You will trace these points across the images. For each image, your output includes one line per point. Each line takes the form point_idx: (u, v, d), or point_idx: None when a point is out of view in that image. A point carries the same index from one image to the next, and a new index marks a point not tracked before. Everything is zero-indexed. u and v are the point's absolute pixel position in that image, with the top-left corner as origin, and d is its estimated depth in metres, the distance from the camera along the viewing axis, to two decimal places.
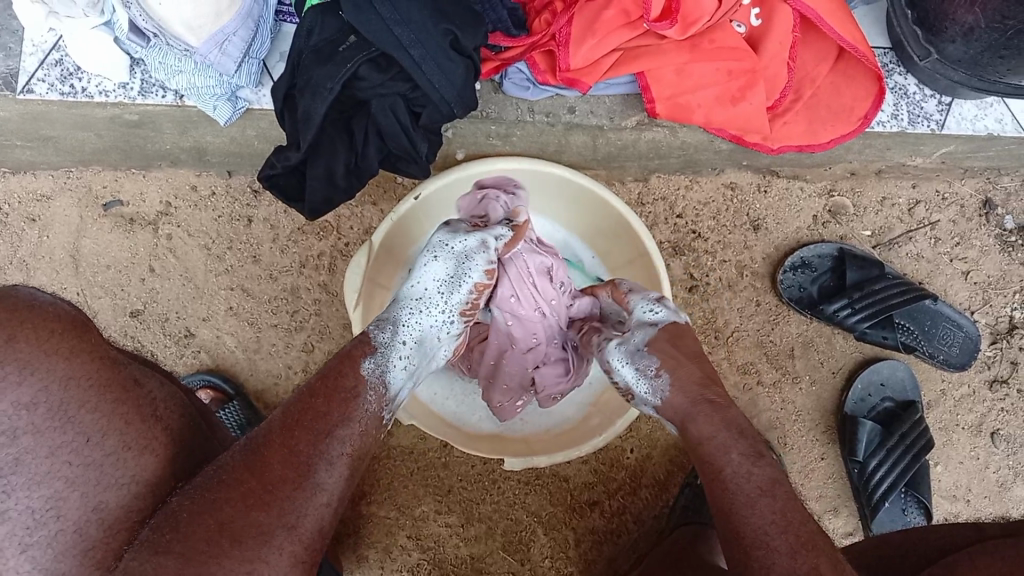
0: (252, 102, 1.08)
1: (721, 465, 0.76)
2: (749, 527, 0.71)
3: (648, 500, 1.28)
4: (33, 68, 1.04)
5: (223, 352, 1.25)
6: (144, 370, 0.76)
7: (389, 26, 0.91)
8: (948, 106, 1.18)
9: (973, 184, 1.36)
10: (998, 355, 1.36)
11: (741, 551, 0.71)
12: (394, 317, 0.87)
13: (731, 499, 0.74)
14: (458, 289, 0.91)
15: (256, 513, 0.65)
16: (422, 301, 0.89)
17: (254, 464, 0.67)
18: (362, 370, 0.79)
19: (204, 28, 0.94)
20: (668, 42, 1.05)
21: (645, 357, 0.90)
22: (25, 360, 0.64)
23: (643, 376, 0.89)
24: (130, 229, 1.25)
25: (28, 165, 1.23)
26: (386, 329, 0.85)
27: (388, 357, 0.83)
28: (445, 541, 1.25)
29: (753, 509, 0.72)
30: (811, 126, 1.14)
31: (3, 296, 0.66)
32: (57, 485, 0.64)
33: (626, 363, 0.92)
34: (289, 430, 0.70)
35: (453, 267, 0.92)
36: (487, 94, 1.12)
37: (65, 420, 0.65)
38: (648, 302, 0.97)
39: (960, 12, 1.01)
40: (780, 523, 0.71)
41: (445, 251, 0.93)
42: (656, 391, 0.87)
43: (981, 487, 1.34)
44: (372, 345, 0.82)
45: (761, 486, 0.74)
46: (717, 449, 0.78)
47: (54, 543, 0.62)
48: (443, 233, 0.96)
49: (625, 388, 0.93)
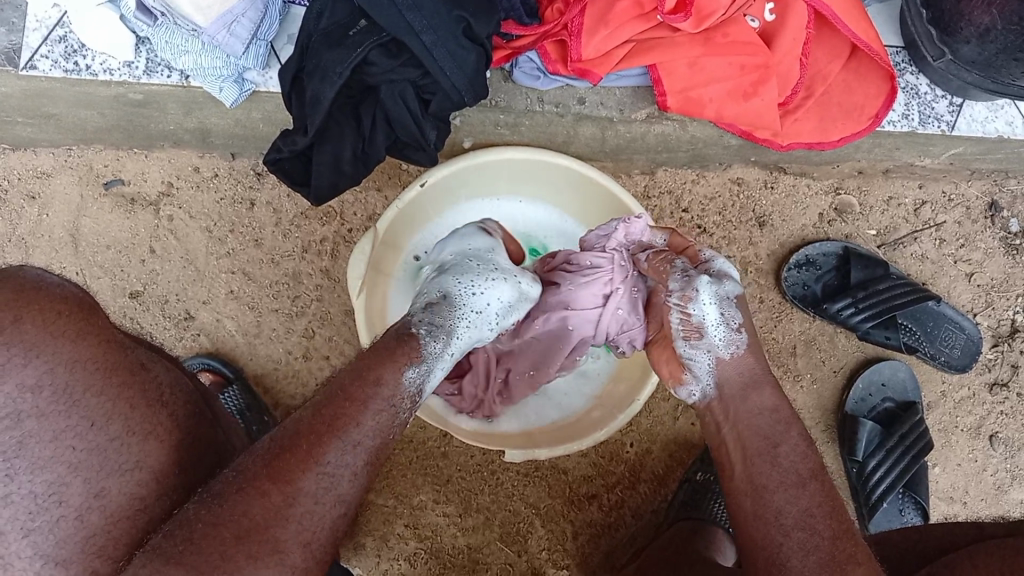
0: (259, 85, 1.06)
1: (778, 441, 0.76)
2: (794, 509, 0.71)
3: (647, 494, 1.28)
4: (36, 45, 1.03)
5: (223, 335, 1.24)
6: (151, 357, 0.76)
7: (400, 11, 0.90)
8: (959, 107, 1.17)
9: (980, 186, 1.36)
10: (998, 358, 1.36)
11: (779, 530, 0.70)
12: (452, 326, 0.85)
13: (780, 477, 0.73)
14: (507, 319, 0.95)
15: (274, 528, 0.63)
16: (481, 318, 0.90)
17: (276, 471, 0.65)
18: (403, 380, 0.76)
19: (212, 8, 0.95)
20: (682, 35, 1.04)
21: (733, 310, 0.87)
22: (30, 342, 0.64)
23: (725, 324, 0.86)
24: (131, 209, 1.23)
25: (28, 142, 1.21)
26: (442, 340, 0.82)
27: (433, 366, 0.81)
28: (443, 531, 1.25)
29: (803, 490, 0.72)
30: (821, 123, 1.13)
31: (9, 277, 0.66)
32: (59, 470, 0.64)
33: (711, 303, 0.87)
34: (316, 437, 0.68)
35: (512, 297, 0.96)
36: (496, 82, 1.11)
37: (70, 404, 0.65)
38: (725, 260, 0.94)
39: (977, 12, 1.00)
40: (826, 508, 0.71)
41: (510, 278, 0.97)
42: (732, 345, 0.85)
43: (977, 489, 1.35)
44: (420, 353, 0.79)
45: (813, 469, 0.74)
46: (777, 427, 0.77)
47: (55, 530, 0.63)
48: (501, 260, 0.99)
49: (692, 324, 0.88)
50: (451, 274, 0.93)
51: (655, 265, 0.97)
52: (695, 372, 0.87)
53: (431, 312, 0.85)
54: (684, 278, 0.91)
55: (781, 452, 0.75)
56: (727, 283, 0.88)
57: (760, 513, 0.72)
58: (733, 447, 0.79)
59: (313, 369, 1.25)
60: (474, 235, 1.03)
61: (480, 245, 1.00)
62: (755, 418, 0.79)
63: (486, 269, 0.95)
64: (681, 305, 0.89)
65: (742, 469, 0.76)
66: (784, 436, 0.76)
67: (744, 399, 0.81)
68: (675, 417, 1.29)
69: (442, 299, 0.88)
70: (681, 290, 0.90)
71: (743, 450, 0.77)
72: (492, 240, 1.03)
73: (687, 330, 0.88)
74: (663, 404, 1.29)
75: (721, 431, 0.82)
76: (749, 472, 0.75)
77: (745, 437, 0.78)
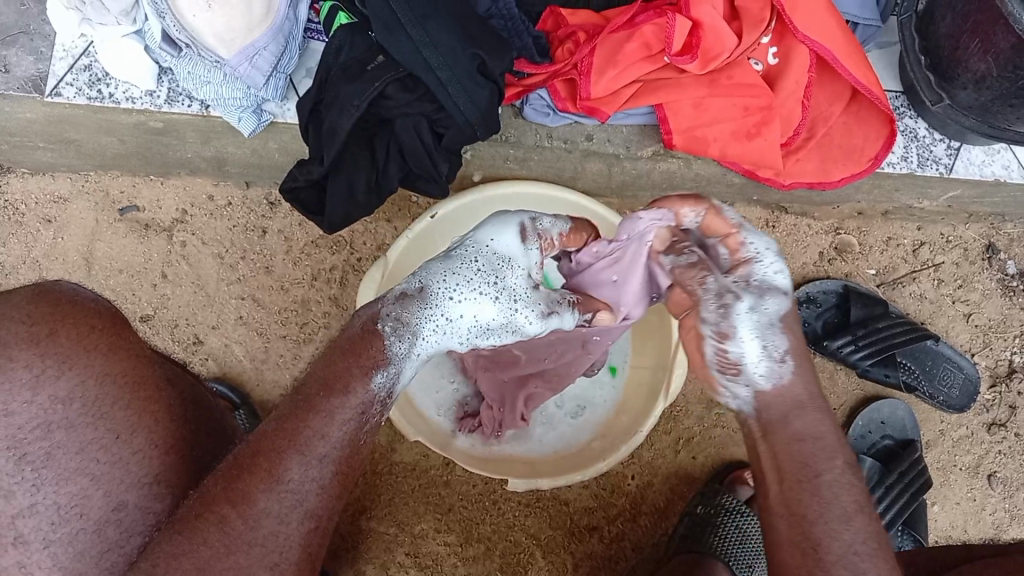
0: (277, 115, 1.09)
1: (820, 470, 0.73)
2: (837, 543, 0.69)
3: (647, 527, 1.29)
4: (62, 72, 1.06)
5: (230, 361, 1.26)
6: (172, 370, 0.81)
7: (417, 47, 0.94)
8: (957, 151, 1.20)
9: (977, 229, 1.38)
10: (996, 399, 1.37)
11: (817, 565, 0.68)
12: (417, 325, 0.81)
13: (821, 509, 0.71)
14: (481, 338, 0.89)
15: (235, 555, 0.66)
16: (450, 325, 0.85)
17: (235, 496, 0.67)
18: (371, 385, 0.75)
19: (235, 41, 0.97)
20: (687, 76, 1.07)
21: (778, 338, 0.81)
22: (63, 355, 0.68)
23: (767, 357, 0.80)
24: (145, 234, 1.25)
25: (47, 167, 1.24)
26: (404, 340, 0.79)
27: (400, 366, 0.79)
28: (443, 560, 1.25)
29: (847, 525, 0.70)
30: (822, 164, 1.16)
31: (47, 290, 0.70)
32: (83, 482, 0.68)
33: (753, 336, 0.81)
34: (276, 455, 0.69)
35: (497, 320, 0.89)
36: (507, 118, 1.14)
37: (98, 417, 0.69)
38: (774, 255, 0.86)
39: (973, 60, 1.04)
40: (871, 546, 0.69)
41: (505, 297, 0.89)
42: (773, 378, 0.79)
43: (977, 528, 1.35)
44: (385, 355, 0.77)
45: (857, 502, 0.72)
46: (820, 455, 0.74)
47: (75, 541, 0.67)
48: (519, 275, 0.90)
49: (729, 360, 0.81)
50: (444, 264, 0.86)
51: (684, 274, 0.88)
52: (727, 389, 0.82)
53: (402, 302, 0.81)
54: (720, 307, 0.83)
55: (824, 481, 0.72)
56: (769, 303, 0.83)
57: (795, 540, 0.71)
58: (768, 464, 0.76)
59: None
60: (508, 229, 0.90)
61: (506, 245, 0.89)
62: (796, 446, 0.74)
63: (484, 279, 0.87)
64: (717, 338, 0.83)
65: (777, 491, 0.74)
66: (828, 464, 0.73)
67: (788, 423, 0.76)
68: (676, 449, 1.31)
69: (422, 291, 0.83)
70: (716, 322, 0.83)
71: (778, 472, 0.74)
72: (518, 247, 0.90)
73: (722, 363, 0.82)
74: (665, 437, 1.30)
75: (759, 446, 0.78)
76: (786, 495, 0.73)
77: (781, 460, 0.75)
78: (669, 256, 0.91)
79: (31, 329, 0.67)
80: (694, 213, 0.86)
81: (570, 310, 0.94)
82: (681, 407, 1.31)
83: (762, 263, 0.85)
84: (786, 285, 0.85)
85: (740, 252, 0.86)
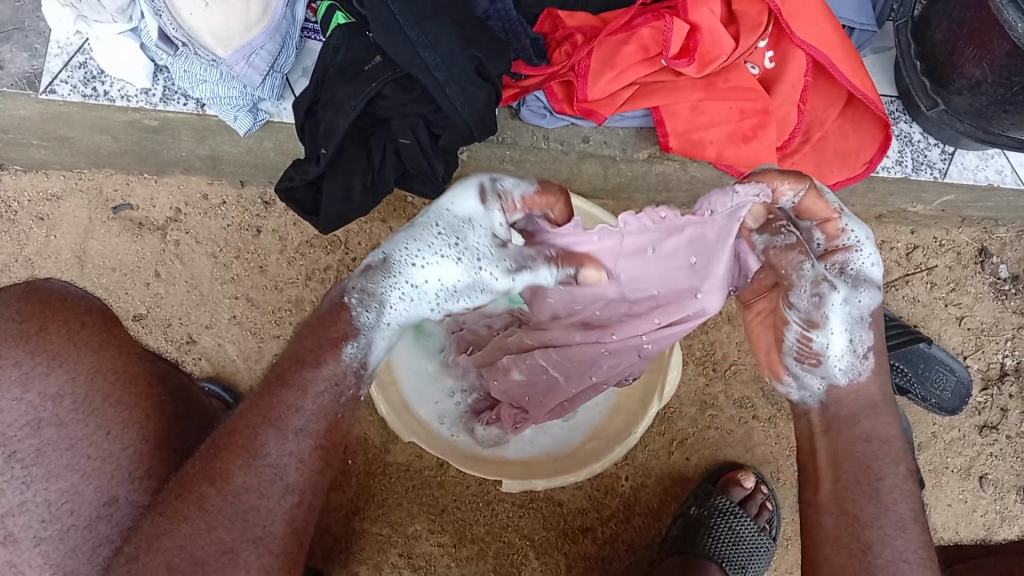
0: (272, 115, 1.09)
1: (882, 474, 0.76)
2: (889, 547, 0.72)
3: (640, 528, 1.29)
4: (57, 69, 1.05)
5: (224, 360, 1.25)
6: (164, 369, 0.81)
7: (415, 48, 0.94)
8: (951, 155, 1.21)
9: (970, 233, 1.39)
10: (988, 402, 1.38)
11: (864, 564, 0.72)
12: (382, 295, 0.79)
13: (876, 512, 0.74)
14: (450, 300, 0.85)
15: (218, 531, 0.65)
16: (417, 292, 0.82)
17: (211, 474, 0.67)
18: (342, 356, 0.75)
19: (232, 40, 0.97)
20: (685, 79, 1.08)
21: (864, 333, 0.84)
22: (53, 352, 0.68)
23: (851, 352, 0.84)
24: (139, 233, 1.25)
25: (40, 164, 1.23)
26: (371, 310, 0.78)
27: (373, 336, 0.78)
28: (437, 561, 1.25)
29: (902, 531, 0.73)
30: (818, 168, 1.17)
31: (37, 288, 0.70)
32: (74, 478, 0.68)
33: (842, 329, 0.84)
34: (251, 431, 0.69)
35: (465, 282, 0.84)
36: (504, 119, 1.14)
37: (88, 413, 0.69)
38: (871, 245, 0.85)
39: (968, 66, 1.04)
40: (921, 555, 0.72)
41: (469, 258, 0.83)
42: (853, 374, 0.84)
43: (968, 530, 1.36)
44: (354, 326, 0.77)
45: (914, 508, 0.75)
46: (884, 458, 0.77)
47: (65, 539, 0.67)
48: (484, 233, 0.83)
49: (811, 350, 0.85)
50: (405, 230, 0.83)
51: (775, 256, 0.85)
52: (800, 379, 0.87)
53: (365, 275, 0.79)
54: (815, 298, 0.84)
55: (885, 485, 0.76)
56: (863, 295, 0.84)
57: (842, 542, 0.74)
58: (824, 460, 0.80)
59: None
60: (465, 186, 0.83)
61: (464, 206, 0.83)
62: (862, 447, 0.78)
63: (445, 241, 0.82)
64: (803, 323, 0.85)
65: (831, 489, 0.78)
66: (890, 469, 0.77)
67: (856, 422, 0.81)
68: (670, 451, 1.31)
69: (383, 259, 0.81)
70: (807, 310, 0.84)
71: (836, 471, 0.78)
72: (478, 208, 0.83)
73: (803, 349, 0.86)
74: (659, 438, 1.31)
75: (816, 441, 0.83)
76: (840, 494, 0.77)
77: (840, 459, 0.79)
78: (762, 236, 0.86)
79: (22, 326, 0.68)
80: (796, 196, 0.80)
81: (546, 266, 0.87)
82: (675, 409, 1.31)
83: (860, 253, 0.85)
84: (879, 276, 0.86)
85: (840, 239, 0.84)
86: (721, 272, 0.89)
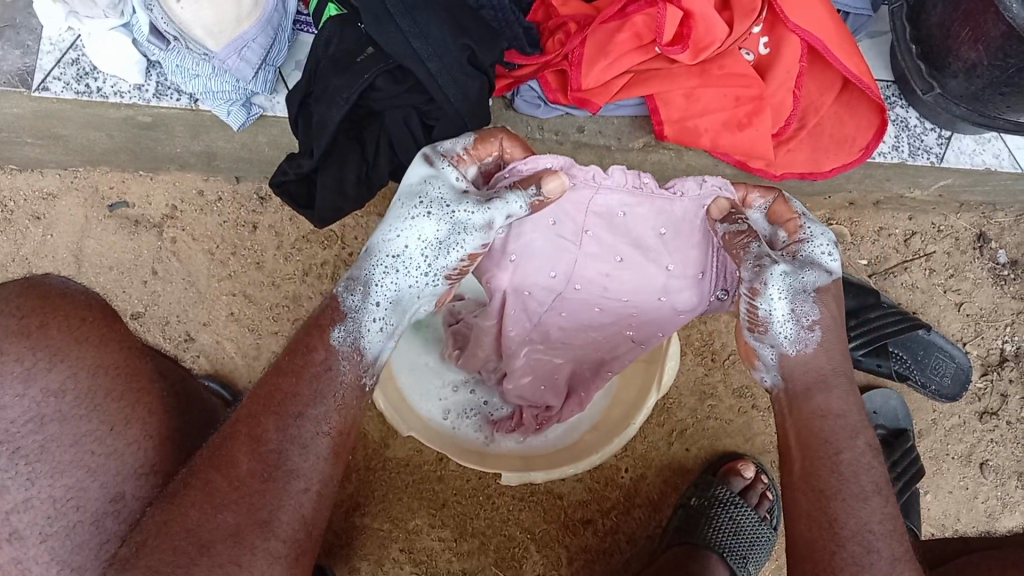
0: (266, 109, 1.08)
1: (841, 447, 0.74)
2: (853, 520, 0.70)
3: (641, 520, 1.29)
4: (49, 67, 1.05)
5: (222, 357, 1.25)
6: (164, 364, 0.81)
7: (407, 38, 0.93)
8: (948, 140, 1.20)
9: (968, 218, 1.39)
10: (988, 387, 1.38)
11: (835, 540, 0.69)
12: (367, 276, 0.81)
13: (840, 485, 0.72)
14: (444, 257, 0.83)
15: (223, 513, 0.65)
16: (401, 261, 0.82)
17: (218, 459, 0.67)
18: (331, 341, 0.75)
19: (223, 34, 0.97)
20: (679, 66, 1.07)
21: (808, 306, 0.83)
22: (54, 347, 0.68)
23: (795, 321, 0.82)
24: (135, 230, 1.25)
25: (35, 163, 1.23)
26: (357, 292, 0.80)
27: (361, 319, 0.79)
28: (437, 556, 1.25)
29: (864, 503, 0.71)
30: (814, 154, 1.16)
31: (38, 283, 0.70)
32: (79, 474, 0.67)
33: (784, 298, 0.83)
34: (253, 419, 0.69)
35: (444, 230, 0.83)
36: (498, 110, 1.14)
37: (91, 408, 0.69)
38: (828, 241, 0.88)
39: (963, 49, 1.04)
40: (887, 525, 0.70)
41: (437, 207, 0.83)
42: (800, 344, 0.82)
43: (969, 516, 1.35)
44: (340, 311, 0.78)
45: (876, 482, 0.72)
46: (843, 433, 0.75)
47: (73, 534, 0.66)
48: (444, 185, 0.84)
49: (758, 318, 0.84)
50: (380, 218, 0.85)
51: (731, 241, 0.89)
52: (762, 360, 0.84)
53: (352, 268, 0.82)
54: (756, 266, 0.85)
55: (844, 458, 0.73)
56: (807, 274, 0.85)
57: (814, 515, 0.71)
58: (791, 440, 0.77)
59: None
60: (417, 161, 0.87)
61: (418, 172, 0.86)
62: (819, 422, 0.76)
63: (411, 204, 0.83)
64: (749, 295, 0.85)
65: (800, 466, 0.75)
66: (849, 443, 0.74)
67: (810, 398, 0.78)
68: (670, 441, 1.31)
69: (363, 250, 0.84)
70: (750, 279, 0.85)
71: (802, 449, 0.75)
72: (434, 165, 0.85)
73: (752, 319, 0.85)
74: (660, 429, 1.30)
75: (782, 421, 0.80)
76: (807, 471, 0.74)
77: (805, 436, 0.76)
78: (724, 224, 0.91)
79: (22, 322, 0.67)
80: (761, 200, 0.92)
81: (517, 193, 0.83)
82: (674, 399, 1.31)
83: (813, 244, 0.88)
84: (833, 267, 0.87)
85: (797, 235, 0.89)
86: (698, 262, 1.00)
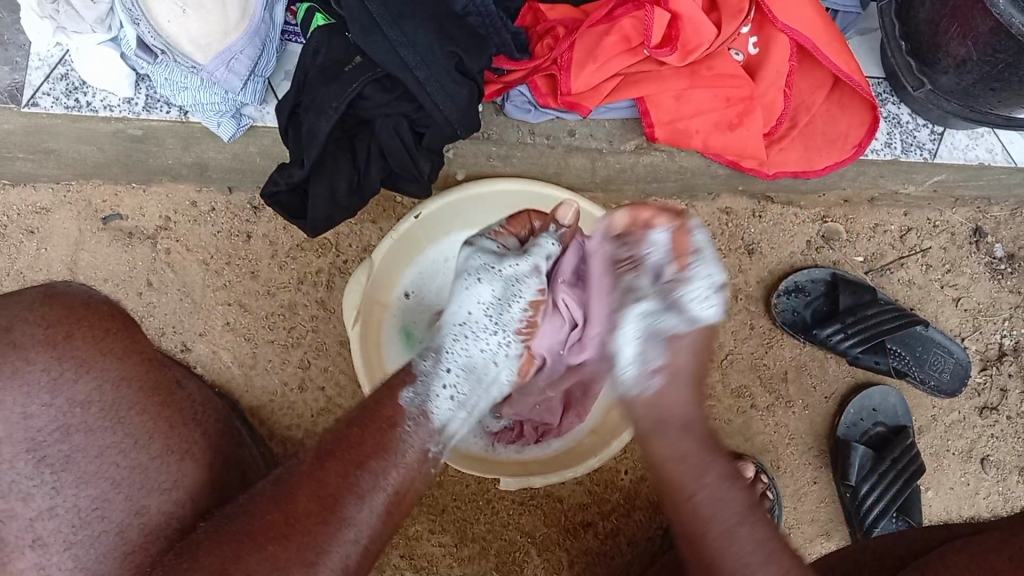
0: (256, 120, 1.08)
1: (694, 489, 0.76)
2: (727, 559, 0.72)
3: (642, 522, 1.28)
4: (38, 82, 1.05)
5: (219, 367, 1.25)
6: (187, 376, 0.80)
7: (395, 47, 0.94)
8: (941, 135, 1.20)
9: (964, 213, 1.38)
10: (988, 382, 1.37)
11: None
12: (437, 346, 0.89)
13: (706, 527, 0.74)
14: (505, 312, 0.91)
15: (272, 546, 0.66)
16: (467, 326, 0.90)
17: (281, 500, 0.69)
18: (400, 402, 0.82)
19: (211, 46, 0.97)
20: (668, 68, 1.07)
21: (656, 350, 0.82)
22: (80, 358, 0.69)
23: (639, 363, 0.82)
24: (129, 242, 1.25)
25: (28, 178, 1.23)
26: (428, 358, 0.88)
27: (432, 382, 0.85)
28: (438, 561, 1.25)
29: (733, 538, 0.73)
30: (807, 153, 1.16)
31: (64, 294, 0.72)
32: (104, 485, 0.68)
33: (636, 339, 0.83)
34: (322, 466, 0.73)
35: (498, 288, 0.92)
36: (489, 115, 1.14)
37: (116, 421, 0.70)
38: (709, 286, 0.84)
39: (953, 45, 1.04)
40: (761, 555, 0.72)
41: (485, 272, 0.92)
42: (641, 387, 0.82)
43: (971, 512, 1.35)
44: (412, 375, 0.85)
45: (739, 513, 0.74)
46: (692, 472, 0.77)
47: (97, 545, 0.66)
48: (486, 251, 0.94)
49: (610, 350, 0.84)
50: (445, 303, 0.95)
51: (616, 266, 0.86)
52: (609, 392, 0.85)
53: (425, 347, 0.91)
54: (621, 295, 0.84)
55: (700, 499, 0.75)
56: (668, 318, 0.83)
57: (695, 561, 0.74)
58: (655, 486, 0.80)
59: (309, 401, 1.25)
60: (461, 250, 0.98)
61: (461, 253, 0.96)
62: (664, 470, 0.78)
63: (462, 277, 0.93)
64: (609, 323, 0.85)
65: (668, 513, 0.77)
66: (699, 482, 0.76)
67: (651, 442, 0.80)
68: None
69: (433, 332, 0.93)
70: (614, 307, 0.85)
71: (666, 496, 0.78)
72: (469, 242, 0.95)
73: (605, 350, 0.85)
74: None
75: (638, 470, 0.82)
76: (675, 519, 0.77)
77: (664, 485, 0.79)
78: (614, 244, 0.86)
79: (48, 331, 0.69)
80: (665, 226, 0.84)
81: (547, 234, 0.96)
82: None
83: (693, 287, 0.83)
84: (705, 315, 0.84)
85: (685, 272, 0.83)
86: None
